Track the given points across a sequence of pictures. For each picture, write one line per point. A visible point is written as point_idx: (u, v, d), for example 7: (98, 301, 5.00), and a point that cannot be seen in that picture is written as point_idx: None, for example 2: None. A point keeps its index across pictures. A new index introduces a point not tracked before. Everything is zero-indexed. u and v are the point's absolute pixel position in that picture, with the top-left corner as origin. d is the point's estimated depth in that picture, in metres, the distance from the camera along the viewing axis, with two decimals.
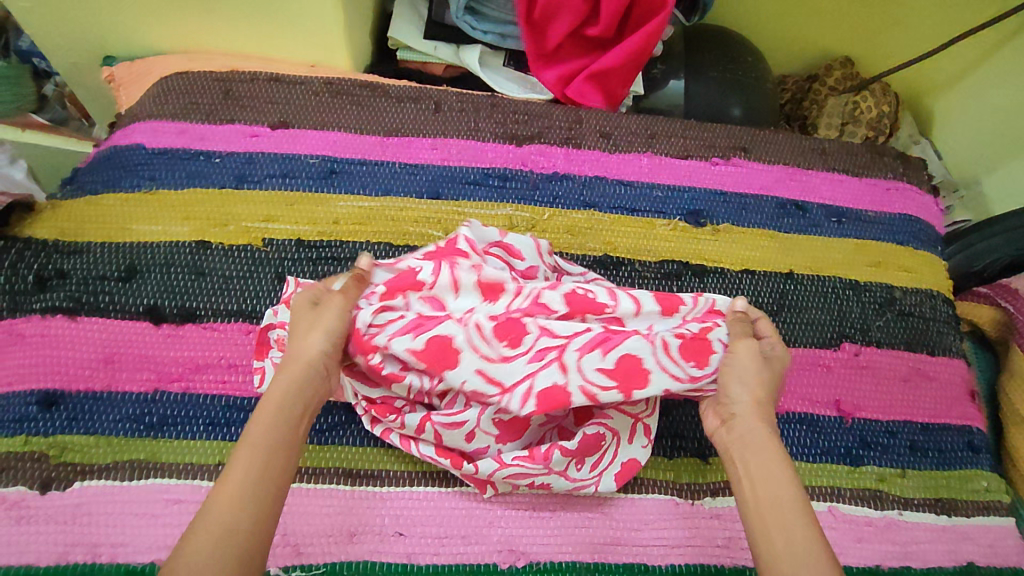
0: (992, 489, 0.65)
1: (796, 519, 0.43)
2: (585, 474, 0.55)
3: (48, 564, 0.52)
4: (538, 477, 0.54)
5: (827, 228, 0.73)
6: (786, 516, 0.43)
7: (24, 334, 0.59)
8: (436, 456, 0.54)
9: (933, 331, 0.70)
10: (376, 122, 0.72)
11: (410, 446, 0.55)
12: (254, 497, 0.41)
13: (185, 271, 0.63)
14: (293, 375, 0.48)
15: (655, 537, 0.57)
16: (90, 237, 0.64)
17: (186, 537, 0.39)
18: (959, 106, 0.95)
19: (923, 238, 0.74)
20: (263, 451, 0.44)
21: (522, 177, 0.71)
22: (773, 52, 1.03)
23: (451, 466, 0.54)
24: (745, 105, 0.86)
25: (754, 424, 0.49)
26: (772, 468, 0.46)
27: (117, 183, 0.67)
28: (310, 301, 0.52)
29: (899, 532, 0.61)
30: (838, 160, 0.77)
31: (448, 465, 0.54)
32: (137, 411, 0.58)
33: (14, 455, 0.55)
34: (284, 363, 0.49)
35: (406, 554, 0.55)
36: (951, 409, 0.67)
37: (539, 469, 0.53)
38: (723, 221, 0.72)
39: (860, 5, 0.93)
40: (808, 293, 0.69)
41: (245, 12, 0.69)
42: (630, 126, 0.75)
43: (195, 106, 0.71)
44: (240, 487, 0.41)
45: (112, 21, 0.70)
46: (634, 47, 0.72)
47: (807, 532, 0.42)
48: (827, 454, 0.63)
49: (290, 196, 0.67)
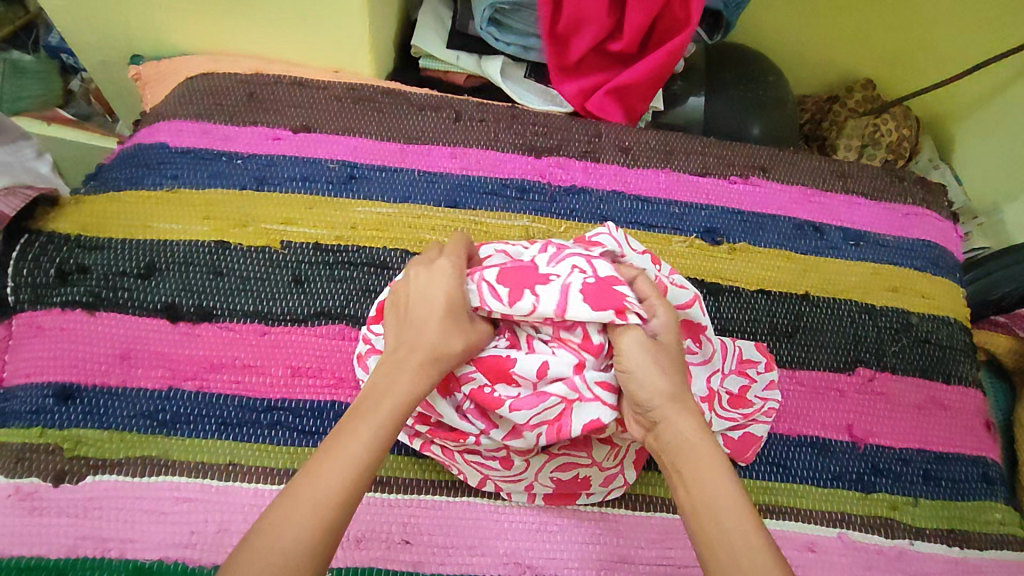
0: (1006, 522, 0.64)
1: (746, 542, 0.40)
2: (610, 464, 0.57)
3: (60, 556, 0.53)
4: (583, 470, 0.56)
5: (844, 250, 0.72)
6: (734, 536, 0.41)
7: (44, 327, 0.60)
8: (484, 461, 0.55)
9: (949, 359, 0.69)
10: (397, 129, 0.72)
11: (454, 457, 0.56)
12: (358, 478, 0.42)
13: (204, 271, 0.64)
14: (420, 360, 0.48)
15: (663, 556, 0.57)
16: (112, 233, 0.65)
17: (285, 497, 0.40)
18: (982, 132, 0.94)
19: (940, 264, 0.74)
20: (380, 428, 0.44)
21: (540, 189, 0.71)
22: (794, 71, 1.03)
23: (501, 467, 0.55)
24: (765, 123, 0.86)
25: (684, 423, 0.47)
26: (712, 482, 0.44)
27: (140, 180, 0.67)
28: (445, 271, 0.52)
29: (910, 562, 0.60)
30: (857, 183, 0.76)
31: (498, 467, 0.55)
32: (150, 408, 0.59)
33: (29, 446, 0.56)
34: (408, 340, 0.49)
35: (411, 562, 0.54)
36: (965, 439, 0.67)
37: (585, 459, 0.56)
38: (740, 239, 0.72)
39: (883, 28, 0.93)
40: (824, 315, 0.69)
41: (270, 16, 0.70)
42: (649, 141, 0.76)
43: (220, 107, 0.72)
44: (347, 459, 0.42)
45: (140, 20, 0.71)
46: (657, 64, 0.72)
47: (755, 555, 0.39)
48: (838, 479, 0.63)
49: (309, 200, 0.68)
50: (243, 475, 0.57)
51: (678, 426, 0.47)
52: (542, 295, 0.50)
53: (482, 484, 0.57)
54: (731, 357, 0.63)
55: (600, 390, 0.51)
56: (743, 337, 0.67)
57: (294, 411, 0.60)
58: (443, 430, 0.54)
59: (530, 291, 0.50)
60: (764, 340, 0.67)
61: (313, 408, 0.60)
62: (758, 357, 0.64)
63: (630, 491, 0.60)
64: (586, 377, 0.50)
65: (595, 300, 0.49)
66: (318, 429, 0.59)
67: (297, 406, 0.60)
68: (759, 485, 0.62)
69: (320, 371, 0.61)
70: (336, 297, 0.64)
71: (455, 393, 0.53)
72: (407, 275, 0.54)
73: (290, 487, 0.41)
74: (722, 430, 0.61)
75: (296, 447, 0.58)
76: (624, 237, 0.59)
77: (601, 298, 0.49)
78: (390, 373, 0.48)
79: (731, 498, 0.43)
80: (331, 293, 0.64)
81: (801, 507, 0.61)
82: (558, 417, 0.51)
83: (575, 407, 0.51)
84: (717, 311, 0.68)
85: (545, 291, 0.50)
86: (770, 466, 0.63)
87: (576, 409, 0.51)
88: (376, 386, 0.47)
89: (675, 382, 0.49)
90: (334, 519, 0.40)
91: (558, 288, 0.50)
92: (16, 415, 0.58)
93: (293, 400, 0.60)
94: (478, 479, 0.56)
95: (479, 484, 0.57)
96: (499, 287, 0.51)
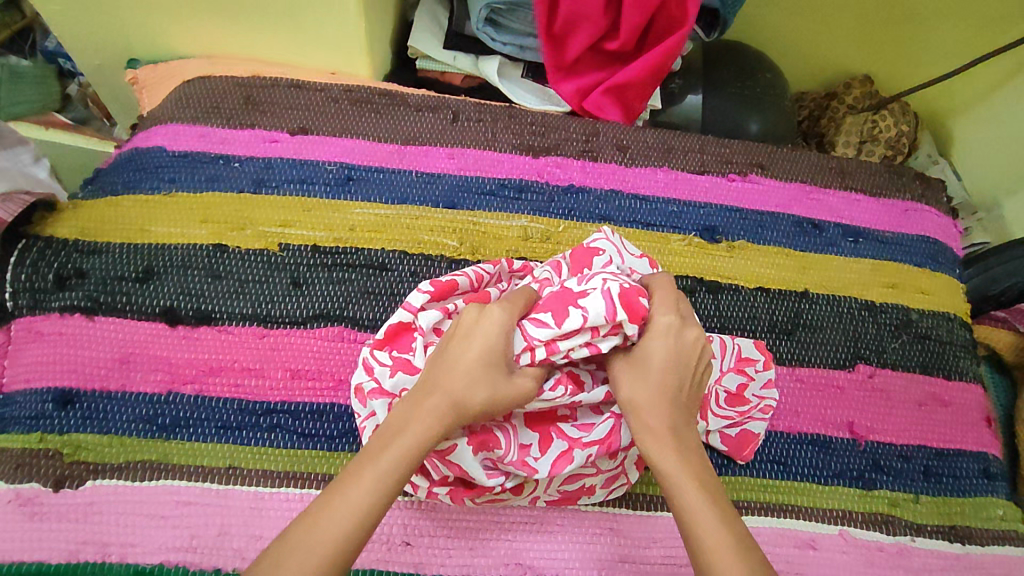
0: (1007, 518, 0.64)
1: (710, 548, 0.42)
2: (610, 464, 0.55)
3: (61, 561, 0.53)
4: (589, 479, 0.56)
5: (843, 247, 0.72)
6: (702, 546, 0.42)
7: (42, 332, 0.60)
8: (498, 494, 0.55)
9: (949, 355, 0.69)
10: (395, 130, 0.72)
11: (463, 499, 0.55)
12: (363, 522, 0.42)
13: (202, 274, 0.64)
14: (439, 408, 0.47)
15: (664, 555, 0.57)
16: (110, 238, 0.65)
17: (287, 532, 0.41)
18: (981, 126, 0.94)
19: (940, 260, 0.74)
20: (389, 475, 0.44)
21: (537, 189, 0.71)
22: (792, 68, 1.03)
23: (514, 494, 0.55)
24: (763, 121, 0.85)
25: (648, 432, 0.48)
26: (685, 498, 0.44)
27: (138, 184, 0.68)
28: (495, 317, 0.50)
29: (911, 559, 0.60)
30: (856, 179, 0.76)
31: (515, 494, 0.55)
32: (149, 412, 0.59)
33: (29, 452, 0.56)
34: (427, 387, 0.49)
35: (413, 564, 0.55)
36: (966, 435, 0.67)
37: (592, 468, 0.55)
38: (739, 237, 0.71)
39: (880, 23, 0.93)
40: (823, 312, 0.69)
41: (265, 18, 0.70)
42: (647, 140, 0.75)
43: (216, 110, 0.71)
44: (345, 512, 0.42)
45: (136, 24, 0.71)
46: (652, 63, 0.72)
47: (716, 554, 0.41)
48: (838, 476, 0.63)
49: (307, 203, 0.68)
50: (243, 478, 0.57)
51: (651, 446, 0.47)
52: (591, 310, 0.49)
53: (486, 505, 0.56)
54: (730, 355, 0.62)
55: None
56: (743, 336, 0.67)
57: (294, 413, 0.60)
58: (463, 488, 0.54)
59: (574, 308, 0.50)
60: (763, 338, 0.67)
61: (313, 411, 0.60)
62: (757, 355, 0.63)
63: (631, 490, 0.59)
64: None
65: (634, 299, 0.50)
66: (318, 432, 0.59)
67: (297, 408, 0.60)
68: (759, 484, 0.62)
69: (319, 374, 0.61)
70: (336, 299, 0.64)
71: (493, 449, 0.52)
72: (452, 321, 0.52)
73: (297, 522, 0.41)
74: (719, 428, 0.61)
75: (296, 450, 0.58)
76: (623, 241, 0.61)
77: (642, 298, 0.50)
78: (405, 421, 0.47)
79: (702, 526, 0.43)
80: (330, 295, 0.64)
81: (801, 504, 0.61)
82: (609, 434, 0.53)
83: (623, 421, 0.53)
84: (716, 309, 0.68)
85: (590, 301, 0.50)
86: (771, 464, 0.62)
87: (625, 424, 0.53)
88: (389, 431, 0.47)
89: (647, 395, 0.49)
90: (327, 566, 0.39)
91: (600, 297, 0.50)
92: (16, 420, 0.58)
93: (292, 403, 0.60)
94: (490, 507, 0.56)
95: (486, 506, 0.56)
96: (543, 317, 0.51)
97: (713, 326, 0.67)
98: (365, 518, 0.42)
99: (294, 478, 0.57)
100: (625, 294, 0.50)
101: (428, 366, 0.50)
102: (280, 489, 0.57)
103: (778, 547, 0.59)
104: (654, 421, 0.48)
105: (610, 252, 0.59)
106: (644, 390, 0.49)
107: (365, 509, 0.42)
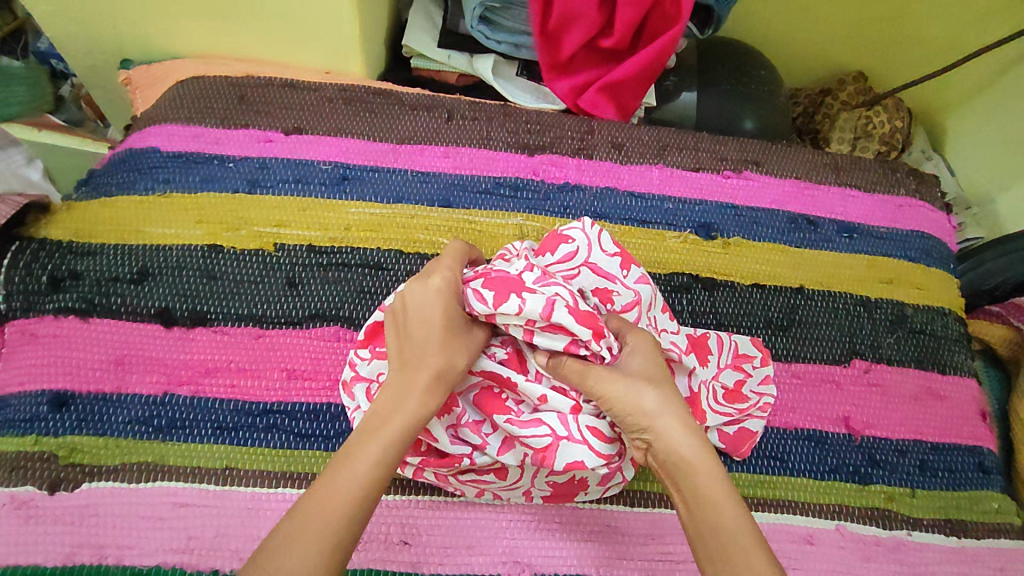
0: (1002, 511, 0.64)
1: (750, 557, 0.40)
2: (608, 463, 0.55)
3: (55, 564, 0.52)
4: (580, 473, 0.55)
5: (838, 243, 0.72)
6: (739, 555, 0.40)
7: (36, 334, 0.60)
8: (478, 476, 0.55)
9: (944, 350, 0.69)
10: (389, 129, 0.72)
11: (448, 480, 0.55)
12: (367, 494, 0.42)
13: (197, 275, 0.64)
14: (426, 378, 0.48)
15: (662, 551, 0.57)
16: (103, 239, 0.65)
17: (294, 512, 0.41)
18: (973, 122, 0.94)
19: (934, 255, 0.74)
20: (386, 453, 0.44)
21: (533, 187, 0.71)
22: (786, 64, 1.03)
23: (497, 479, 0.55)
24: (757, 118, 0.86)
25: (671, 433, 0.45)
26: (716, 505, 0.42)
27: (132, 185, 0.67)
28: (445, 286, 0.51)
29: (908, 553, 0.60)
30: (850, 175, 0.76)
31: (495, 479, 0.55)
32: (146, 414, 0.59)
33: (24, 455, 0.56)
34: (408, 360, 0.49)
35: (411, 563, 0.54)
36: (961, 429, 0.67)
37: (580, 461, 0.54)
38: (734, 234, 0.72)
39: (874, 20, 0.93)
40: (818, 308, 0.69)
41: (259, 17, 0.69)
42: (641, 137, 0.75)
43: (210, 111, 0.71)
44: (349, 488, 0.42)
45: (128, 24, 0.71)
46: (647, 60, 0.72)
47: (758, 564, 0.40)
48: (835, 471, 0.63)
49: (301, 202, 0.68)
50: (239, 478, 0.56)
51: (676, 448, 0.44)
52: (528, 306, 0.49)
53: (479, 494, 0.56)
54: (726, 351, 0.63)
55: (590, 435, 0.50)
56: (739, 332, 0.67)
57: (292, 414, 0.60)
58: (434, 458, 0.54)
59: (516, 296, 0.50)
60: (759, 334, 0.67)
61: (309, 411, 0.60)
62: (753, 351, 0.64)
63: (626, 487, 0.60)
64: (580, 419, 0.51)
65: (579, 318, 0.49)
66: (314, 432, 0.59)
67: (293, 409, 0.60)
68: (756, 479, 0.62)
69: (315, 374, 0.61)
70: (332, 299, 0.64)
71: (452, 411, 0.53)
72: (404, 290, 0.53)
73: (294, 510, 0.41)
74: (717, 425, 0.61)
75: (293, 451, 0.58)
76: (600, 235, 0.59)
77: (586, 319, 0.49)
78: (395, 396, 0.47)
79: (733, 522, 0.41)
80: (325, 295, 0.64)
81: (798, 500, 0.61)
82: (544, 448, 0.50)
83: (562, 444, 0.50)
84: (712, 306, 0.68)
85: (532, 297, 0.50)
86: (768, 460, 0.63)
87: (562, 447, 0.50)
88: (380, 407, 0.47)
89: (662, 398, 0.47)
90: (338, 542, 0.40)
91: (543, 299, 0.49)
92: (10, 423, 0.57)
93: (290, 404, 0.60)
94: (475, 493, 0.56)
95: (477, 494, 0.56)
96: (485, 290, 0.51)
97: (710, 323, 0.68)
98: (366, 497, 0.42)
99: (291, 479, 0.57)
100: (573, 309, 0.49)
101: (396, 343, 0.51)
102: (277, 490, 0.56)
103: (776, 542, 0.59)
104: (674, 422, 0.46)
105: (580, 244, 0.58)
106: (658, 392, 0.47)
107: (367, 484, 0.43)
